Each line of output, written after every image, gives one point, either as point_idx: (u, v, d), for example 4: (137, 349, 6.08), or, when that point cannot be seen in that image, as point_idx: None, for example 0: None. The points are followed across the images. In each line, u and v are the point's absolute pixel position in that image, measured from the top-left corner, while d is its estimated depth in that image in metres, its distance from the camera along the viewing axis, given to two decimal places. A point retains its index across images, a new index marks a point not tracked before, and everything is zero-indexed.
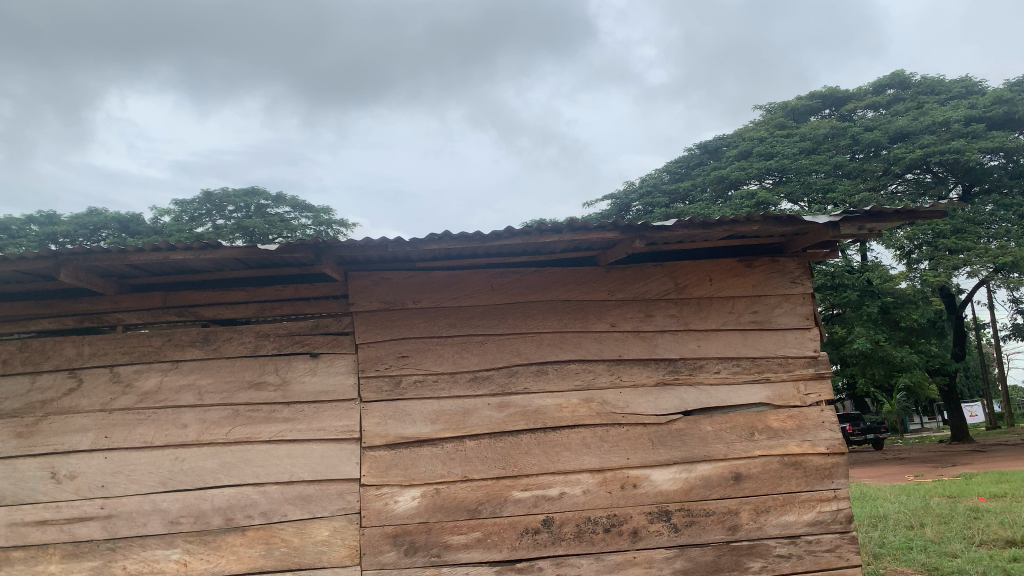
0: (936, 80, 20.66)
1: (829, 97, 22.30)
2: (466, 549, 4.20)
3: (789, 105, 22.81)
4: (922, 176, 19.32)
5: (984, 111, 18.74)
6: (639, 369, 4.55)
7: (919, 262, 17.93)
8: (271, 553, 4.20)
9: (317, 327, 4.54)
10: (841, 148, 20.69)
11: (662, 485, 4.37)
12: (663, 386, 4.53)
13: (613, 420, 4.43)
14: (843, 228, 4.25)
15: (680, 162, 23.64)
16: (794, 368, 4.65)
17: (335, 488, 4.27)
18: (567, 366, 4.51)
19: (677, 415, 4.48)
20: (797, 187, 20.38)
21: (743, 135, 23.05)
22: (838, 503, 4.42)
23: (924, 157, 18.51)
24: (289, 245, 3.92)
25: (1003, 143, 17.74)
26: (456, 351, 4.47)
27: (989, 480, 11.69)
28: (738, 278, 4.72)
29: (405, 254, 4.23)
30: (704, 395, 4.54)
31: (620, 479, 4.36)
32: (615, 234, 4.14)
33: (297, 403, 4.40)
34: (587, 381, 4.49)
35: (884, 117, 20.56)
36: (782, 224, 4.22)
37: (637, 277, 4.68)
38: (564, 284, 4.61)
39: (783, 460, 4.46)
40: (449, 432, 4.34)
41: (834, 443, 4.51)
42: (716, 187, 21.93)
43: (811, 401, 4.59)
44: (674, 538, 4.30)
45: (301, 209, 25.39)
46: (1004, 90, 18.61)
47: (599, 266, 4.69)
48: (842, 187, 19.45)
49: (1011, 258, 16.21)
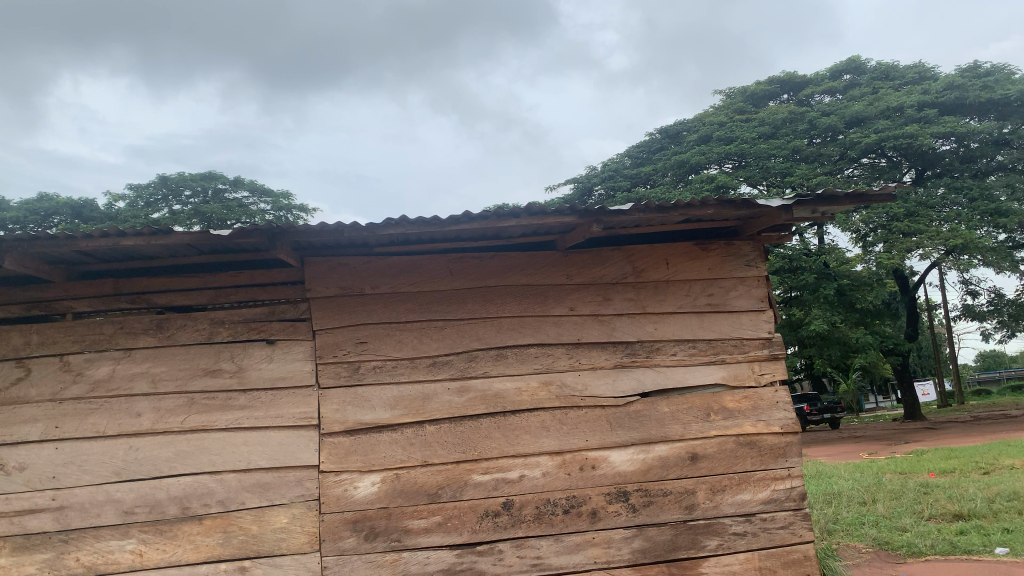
0: (890, 66, 21.07)
1: (787, 82, 22.57)
2: (426, 533, 4.21)
3: (747, 90, 23.00)
4: (877, 160, 19.70)
5: (937, 97, 19.19)
6: (597, 352, 4.59)
7: (874, 245, 18.28)
8: (229, 541, 4.16)
9: (273, 314, 4.49)
10: (799, 133, 20.95)
11: (620, 466, 4.42)
12: (621, 368, 4.58)
13: (572, 403, 4.47)
14: (796, 211, 4.33)
15: (641, 146, 23.74)
16: (748, 349, 4.73)
17: (294, 476, 4.25)
18: (526, 351, 4.53)
19: (635, 397, 4.53)
20: (756, 171, 20.69)
21: (702, 119, 23.23)
22: (791, 481, 4.53)
23: (879, 141, 18.85)
24: (243, 229, 3.85)
25: (954, 128, 18.18)
26: (414, 336, 4.46)
27: (938, 456, 12.04)
28: (694, 261, 4.77)
29: (361, 238, 4.19)
30: (661, 377, 4.60)
31: (578, 461, 4.40)
32: (573, 218, 4.15)
33: (253, 390, 4.36)
34: (547, 364, 4.52)
35: (841, 102, 20.90)
36: (736, 208, 4.27)
37: (595, 261, 4.71)
38: (522, 269, 4.62)
39: (738, 439, 4.54)
40: (408, 418, 4.33)
41: (787, 423, 4.61)
42: (677, 172, 22.10)
43: (765, 381, 4.68)
44: (632, 518, 4.36)
45: (261, 193, 25.01)
46: (956, 77, 19.10)
47: (558, 250, 4.69)
48: (799, 171, 19.76)
49: (962, 240, 16.63)
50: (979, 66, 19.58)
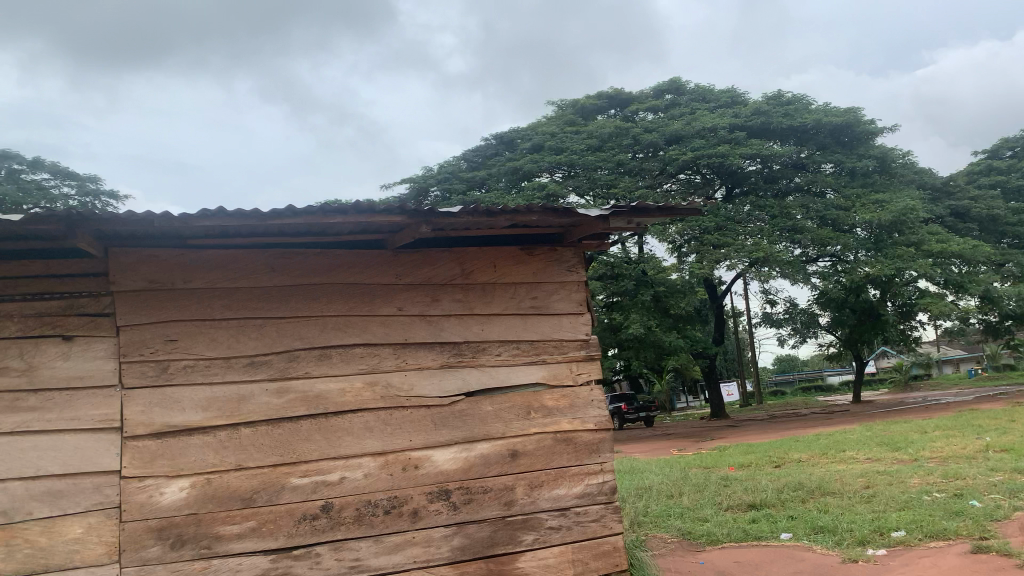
0: (705, 90, 22.71)
1: (614, 98, 23.71)
2: (239, 538, 4.04)
3: (578, 102, 23.92)
4: (693, 176, 21.14)
5: (745, 121, 20.91)
6: (423, 352, 4.61)
7: (688, 255, 19.56)
8: (12, 556, 3.80)
9: (71, 308, 4.15)
10: (624, 147, 22.05)
11: (442, 465, 4.46)
12: (446, 369, 4.62)
13: (396, 402, 4.46)
14: (613, 220, 4.57)
15: (476, 151, 24.04)
16: (567, 350, 4.93)
17: (91, 482, 3.95)
18: (351, 350, 4.47)
19: (458, 396, 4.59)
20: (583, 181, 21.48)
21: (535, 128, 23.88)
22: (603, 476, 4.77)
23: (695, 159, 20.23)
24: (35, 215, 3.53)
25: (759, 151, 19.86)
26: (232, 334, 4.28)
27: (736, 451, 13.11)
28: (519, 265, 4.92)
29: (174, 229, 3.97)
30: (485, 377, 4.69)
31: (401, 461, 4.40)
32: (401, 218, 4.15)
33: (45, 391, 4.00)
34: (372, 364, 4.49)
35: (662, 120, 22.23)
36: (558, 215, 4.45)
37: (423, 262, 4.72)
38: (349, 267, 4.55)
39: (555, 436, 4.72)
40: (222, 420, 4.15)
41: (601, 420, 4.85)
42: (510, 178, 22.59)
43: (582, 381, 4.90)
44: (452, 516, 4.42)
45: (64, 176, 22.92)
46: (761, 104, 20.92)
47: (386, 249, 4.66)
48: (623, 183, 20.80)
49: (762, 253, 18.19)
50: (781, 96, 21.55)
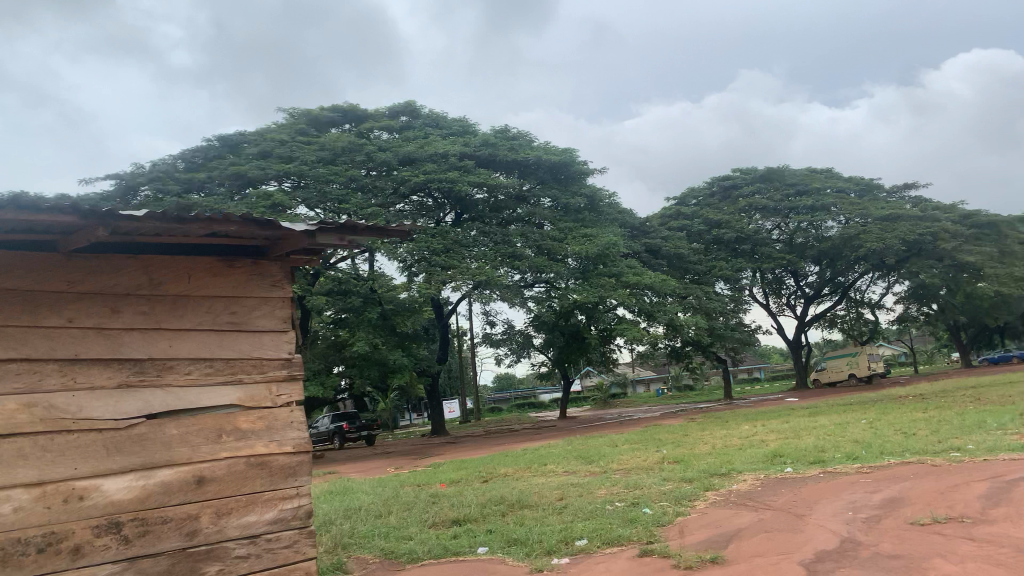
0: (439, 115, 23.41)
1: (349, 113, 23.53)
2: None
3: (311, 113, 23.36)
4: (424, 199, 21.52)
5: (474, 150, 21.81)
6: (98, 369, 4.16)
7: (415, 275, 19.79)
8: None
9: None
10: (357, 163, 21.88)
11: (113, 495, 4.03)
12: (125, 389, 4.21)
13: (59, 426, 3.96)
14: (320, 237, 4.48)
15: (197, 151, 22.44)
16: (267, 369, 4.72)
17: None
18: (4, 367, 3.89)
19: (138, 419, 4.20)
20: (314, 194, 20.77)
21: (264, 135, 22.89)
22: (298, 499, 4.62)
23: (426, 182, 20.61)
24: None
25: (486, 179, 20.79)
26: None
27: (450, 468, 13.48)
28: (217, 278, 4.64)
29: None
30: (171, 397, 4.33)
31: (62, 493, 3.90)
32: (73, 218, 3.71)
33: None
34: (30, 383, 3.95)
35: (396, 140, 22.46)
36: (261, 228, 4.27)
37: (104, 269, 4.27)
38: (7, 272, 3.98)
39: (248, 460, 4.49)
40: None
41: (300, 442, 4.71)
42: (234, 184, 21.34)
43: (282, 402, 4.71)
44: (123, 551, 4.00)
45: None
46: (489, 136, 22.00)
47: (58, 252, 4.14)
48: (354, 200, 20.55)
49: (485, 277, 18.99)
50: (508, 130, 22.86)
